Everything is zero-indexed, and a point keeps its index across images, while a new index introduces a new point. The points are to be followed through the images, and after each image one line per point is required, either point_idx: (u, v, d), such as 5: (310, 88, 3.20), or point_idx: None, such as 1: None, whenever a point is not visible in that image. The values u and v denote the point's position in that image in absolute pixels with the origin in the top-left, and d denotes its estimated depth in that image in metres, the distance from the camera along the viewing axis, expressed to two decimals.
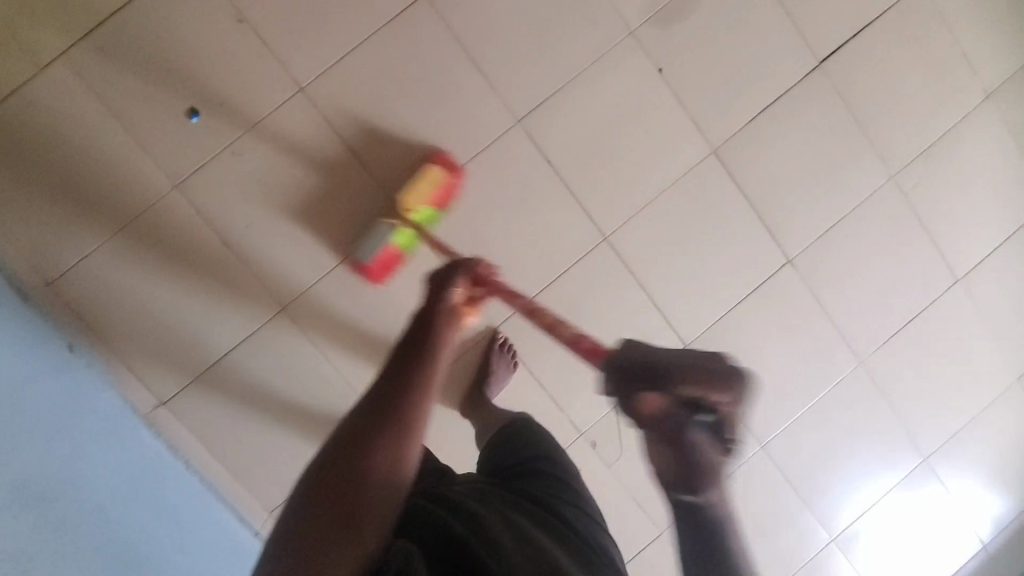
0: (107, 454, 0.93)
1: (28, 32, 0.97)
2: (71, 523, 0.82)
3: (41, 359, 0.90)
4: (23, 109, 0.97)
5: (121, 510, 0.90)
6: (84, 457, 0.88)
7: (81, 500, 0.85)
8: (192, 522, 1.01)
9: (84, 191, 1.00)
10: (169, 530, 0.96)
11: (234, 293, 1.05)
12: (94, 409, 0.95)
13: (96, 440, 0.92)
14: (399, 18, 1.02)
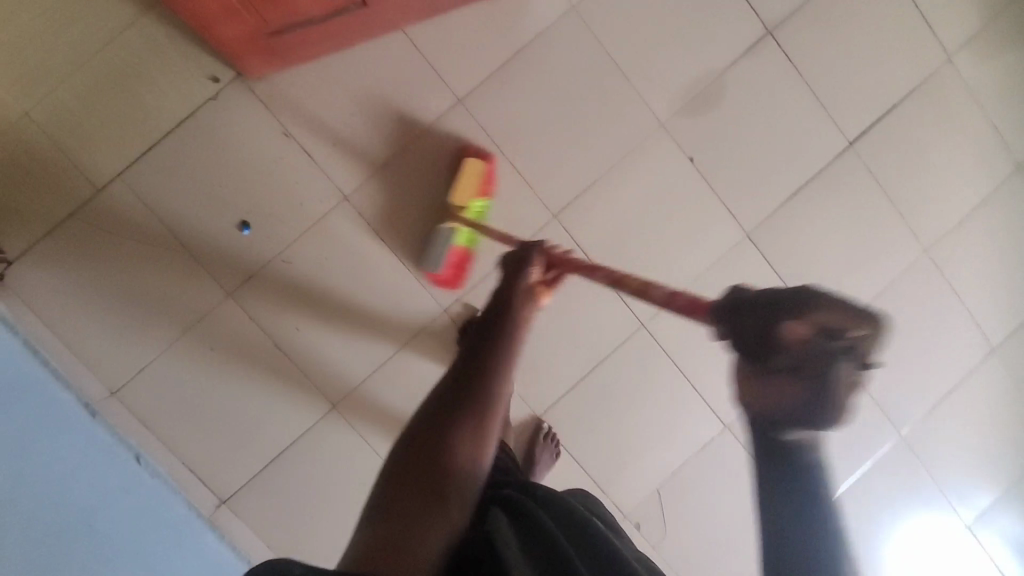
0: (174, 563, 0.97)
1: (86, 156, 1.02)
2: None
3: (110, 483, 0.93)
4: (84, 230, 1.02)
5: None
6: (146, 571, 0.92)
7: None
8: None
9: (143, 303, 1.04)
10: None
11: (287, 393, 1.08)
12: (162, 524, 0.98)
13: (163, 551, 0.96)
14: (436, 125, 1.06)
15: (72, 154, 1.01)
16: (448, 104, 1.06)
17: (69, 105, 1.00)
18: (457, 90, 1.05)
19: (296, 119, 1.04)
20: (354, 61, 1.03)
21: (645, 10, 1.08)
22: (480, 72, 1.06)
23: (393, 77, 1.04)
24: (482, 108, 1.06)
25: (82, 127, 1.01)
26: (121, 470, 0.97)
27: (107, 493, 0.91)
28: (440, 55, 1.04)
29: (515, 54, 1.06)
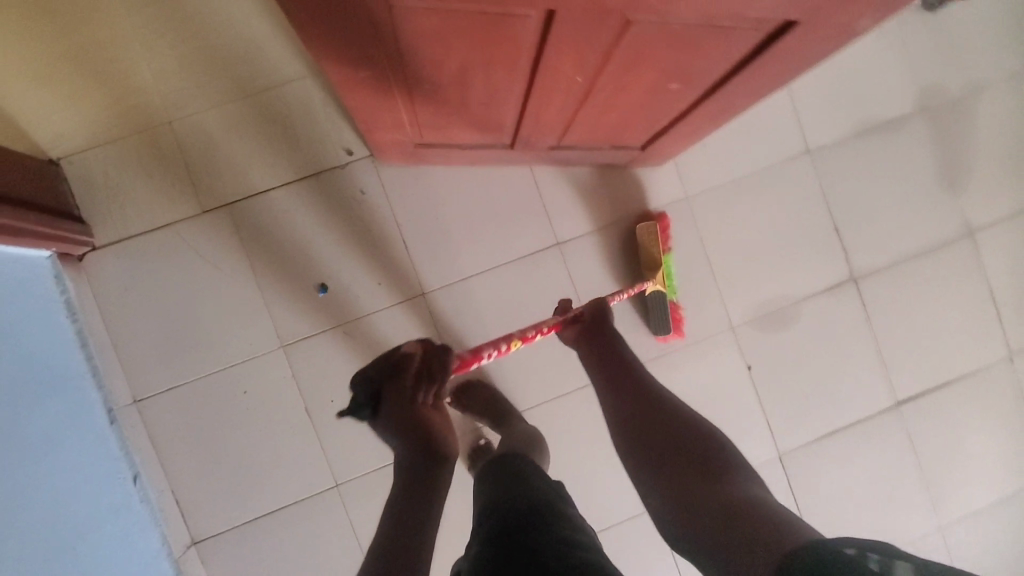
0: None
1: (204, 178, 1.06)
2: None
3: (100, 504, 0.92)
4: (174, 243, 1.05)
5: None
6: None
7: None
8: None
9: (198, 326, 1.06)
10: None
11: (298, 456, 1.07)
12: (129, 559, 0.94)
13: None
14: (529, 258, 1.11)
15: (192, 172, 1.06)
16: (546, 243, 1.12)
17: (207, 129, 1.06)
18: (558, 234, 1.12)
19: (407, 209, 1.09)
20: (477, 177, 1.10)
21: (748, 220, 1.15)
22: (584, 225, 1.12)
23: (506, 202, 1.11)
24: (575, 256, 1.12)
25: (212, 151, 1.06)
26: (114, 491, 0.96)
27: (93, 517, 0.89)
28: (553, 198, 1.12)
29: (619, 220, 1.13)
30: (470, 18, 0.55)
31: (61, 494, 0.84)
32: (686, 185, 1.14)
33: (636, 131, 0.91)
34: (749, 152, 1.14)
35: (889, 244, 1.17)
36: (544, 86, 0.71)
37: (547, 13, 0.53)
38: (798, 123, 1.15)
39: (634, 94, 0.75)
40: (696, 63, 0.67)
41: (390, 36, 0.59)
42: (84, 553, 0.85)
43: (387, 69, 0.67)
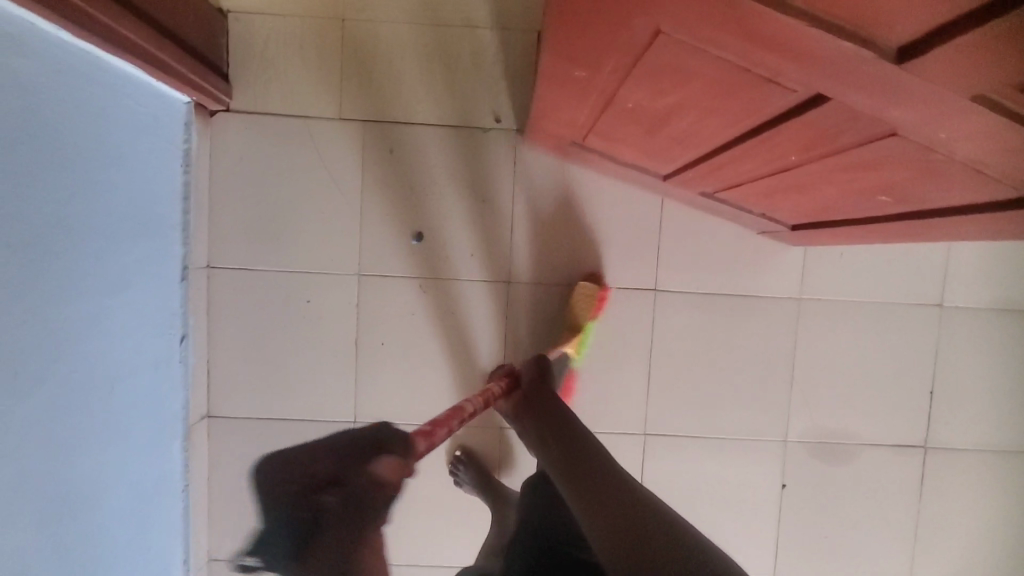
0: (140, 463, 0.91)
1: (353, 86, 1.04)
2: (78, 547, 0.77)
3: (149, 353, 0.92)
4: (301, 136, 1.05)
5: (120, 537, 0.86)
6: (123, 462, 0.86)
7: (101, 513, 0.81)
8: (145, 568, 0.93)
9: (291, 222, 1.06)
10: (130, 568, 0.88)
11: (330, 380, 1.08)
12: (156, 415, 0.95)
13: (142, 445, 0.91)
14: (620, 291, 1.08)
15: (344, 76, 1.04)
16: (641, 284, 1.08)
17: (376, 40, 1.03)
18: (659, 281, 1.08)
19: (527, 197, 1.06)
20: (608, 194, 1.06)
21: (849, 346, 1.09)
22: (689, 283, 1.08)
23: (623, 230, 1.07)
24: (666, 309, 1.08)
25: (369, 65, 1.04)
26: (160, 348, 0.95)
27: (133, 366, 0.88)
28: (671, 245, 1.08)
29: (724, 293, 1.08)
30: (724, 70, 0.51)
31: (121, 331, 0.85)
32: (805, 287, 1.08)
33: (801, 213, 0.84)
34: (881, 281, 1.08)
35: (979, 431, 1.10)
36: (749, 149, 0.65)
37: (816, 95, 0.48)
38: (944, 273, 1.08)
39: (833, 187, 0.69)
40: (922, 188, 0.59)
41: (633, 58, 0.56)
42: (116, 398, 0.84)
43: (603, 79, 0.64)
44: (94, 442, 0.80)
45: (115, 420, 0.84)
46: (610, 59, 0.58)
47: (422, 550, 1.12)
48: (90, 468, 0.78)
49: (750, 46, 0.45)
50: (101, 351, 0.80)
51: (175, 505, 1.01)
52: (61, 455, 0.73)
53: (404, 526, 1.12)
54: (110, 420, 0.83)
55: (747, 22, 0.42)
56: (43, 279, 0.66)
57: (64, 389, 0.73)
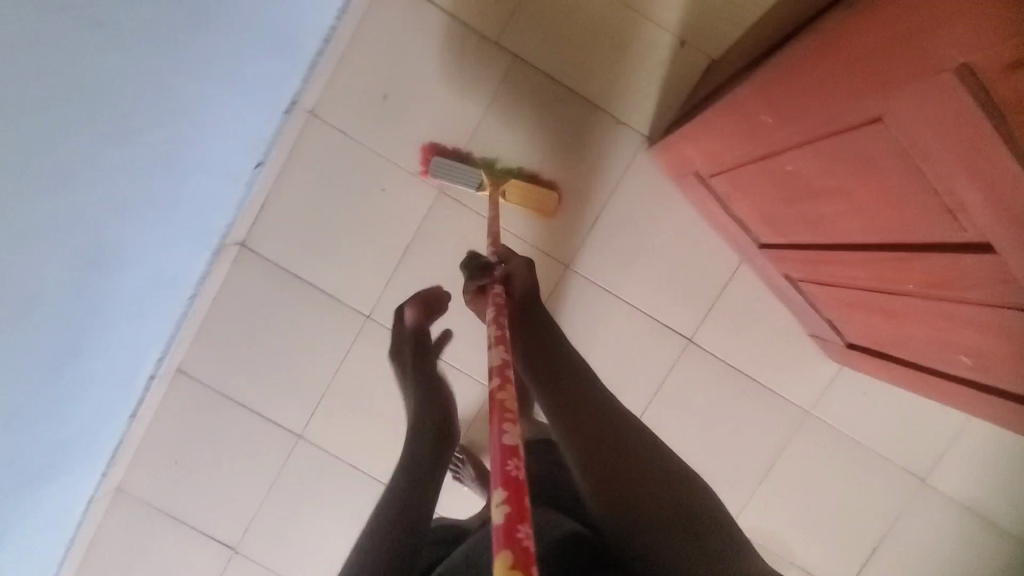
0: (167, 253, 0.92)
1: (523, 20, 1.04)
2: (87, 299, 0.78)
3: (225, 161, 0.93)
4: (454, 39, 1.05)
5: (121, 307, 0.87)
6: (155, 244, 0.87)
7: (116, 279, 0.82)
8: (126, 347, 0.95)
9: (404, 111, 1.06)
10: (115, 339, 0.91)
11: (365, 269, 1.10)
12: (202, 218, 0.96)
13: (177, 238, 0.92)
14: (658, 323, 1.11)
15: (521, 6, 1.04)
16: (679, 326, 1.11)
17: None
18: (697, 333, 1.11)
19: (625, 199, 1.08)
20: (694, 234, 1.08)
21: (826, 474, 1.13)
22: (721, 347, 1.11)
23: (692, 272, 1.09)
24: (689, 361, 1.11)
25: (549, 8, 1.04)
26: (235, 161, 0.96)
27: (207, 165, 0.89)
28: (724, 307, 1.10)
29: (747, 373, 1.11)
30: (909, 180, 0.53)
31: (216, 127, 0.85)
32: (817, 403, 1.12)
33: (862, 334, 0.88)
34: (885, 433, 1.12)
35: None
36: (869, 258, 0.68)
37: (982, 243, 0.51)
38: (941, 453, 1.12)
39: (921, 328, 0.71)
40: (1011, 366, 0.62)
41: (828, 128, 0.58)
42: (179, 184, 0.85)
43: (786, 134, 0.65)
44: (142, 216, 0.80)
45: (167, 202, 0.84)
46: (806, 119, 0.60)
47: (368, 458, 1.15)
48: (127, 234, 0.79)
49: (955, 173, 0.48)
50: (196, 137, 0.81)
51: (174, 305, 1.03)
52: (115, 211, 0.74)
53: (362, 431, 1.14)
54: (164, 201, 0.83)
55: (980, 159, 0.44)
56: (180, 41, 0.67)
57: (149, 153, 0.74)
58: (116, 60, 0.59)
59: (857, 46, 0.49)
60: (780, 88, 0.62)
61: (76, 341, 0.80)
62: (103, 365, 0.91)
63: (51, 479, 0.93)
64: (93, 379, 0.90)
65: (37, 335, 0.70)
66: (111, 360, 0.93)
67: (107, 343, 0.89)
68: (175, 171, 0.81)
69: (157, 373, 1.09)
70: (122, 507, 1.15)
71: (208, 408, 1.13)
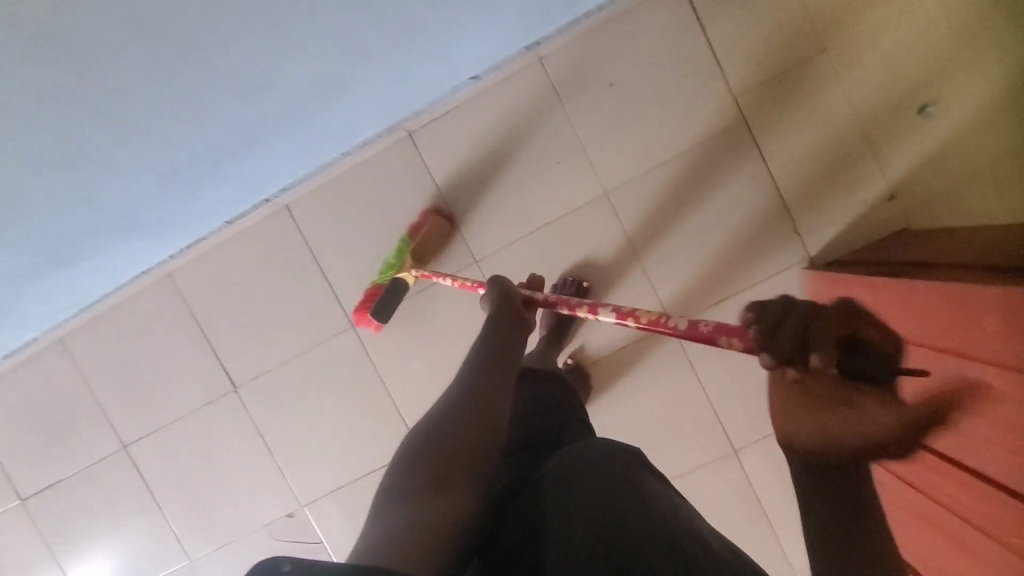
0: (342, 100, 0.93)
1: (768, 95, 1.05)
2: (245, 81, 0.79)
3: (444, 54, 0.94)
4: (700, 73, 1.04)
5: (270, 114, 0.88)
6: (333, 82, 0.88)
7: (274, 82, 0.82)
8: (260, 157, 0.98)
9: (617, 106, 1.06)
10: (252, 142, 0.92)
11: (498, 220, 1.11)
12: (393, 91, 0.97)
13: (360, 92, 0.93)
14: (715, 419, 1.12)
15: (774, 81, 1.04)
16: (731, 433, 1.12)
17: (823, 92, 1.04)
18: (743, 449, 1.12)
19: (755, 299, 1.09)
20: None
21: None
22: (756, 474, 1.11)
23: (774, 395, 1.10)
24: (721, 467, 1.12)
25: (797, 98, 1.05)
26: (452, 62, 0.97)
27: (425, 45, 0.89)
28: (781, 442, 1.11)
29: (765, 510, 1.12)
30: None
31: (450, 12, 0.84)
32: None
33: (918, 544, 0.89)
34: None
35: None
36: (980, 488, 0.70)
37: None
38: None
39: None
40: None
41: (1007, 361, 0.60)
42: (384, 39, 0.83)
43: (974, 341, 0.66)
44: (331, 39, 0.79)
45: (366, 50, 0.84)
46: (991, 343, 0.63)
47: (397, 380, 1.16)
48: (312, 45, 0.78)
49: None
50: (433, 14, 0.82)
51: (326, 153, 1.06)
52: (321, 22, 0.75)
53: (406, 354, 1.15)
54: (364, 46, 0.83)
55: None
56: None
57: None
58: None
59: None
60: (986, 301, 0.64)
61: (213, 108, 0.81)
62: (228, 157, 0.93)
63: (126, 228, 0.97)
64: (213, 163, 0.93)
65: (196, 64, 0.72)
66: (240, 159, 0.96)
67: (251, 141, 0.92)
68: (385, 20, 0.79)
69: (272, 201, 1.12)
70: (163, 292, 1.16)
71: (287, 255, 1.13)
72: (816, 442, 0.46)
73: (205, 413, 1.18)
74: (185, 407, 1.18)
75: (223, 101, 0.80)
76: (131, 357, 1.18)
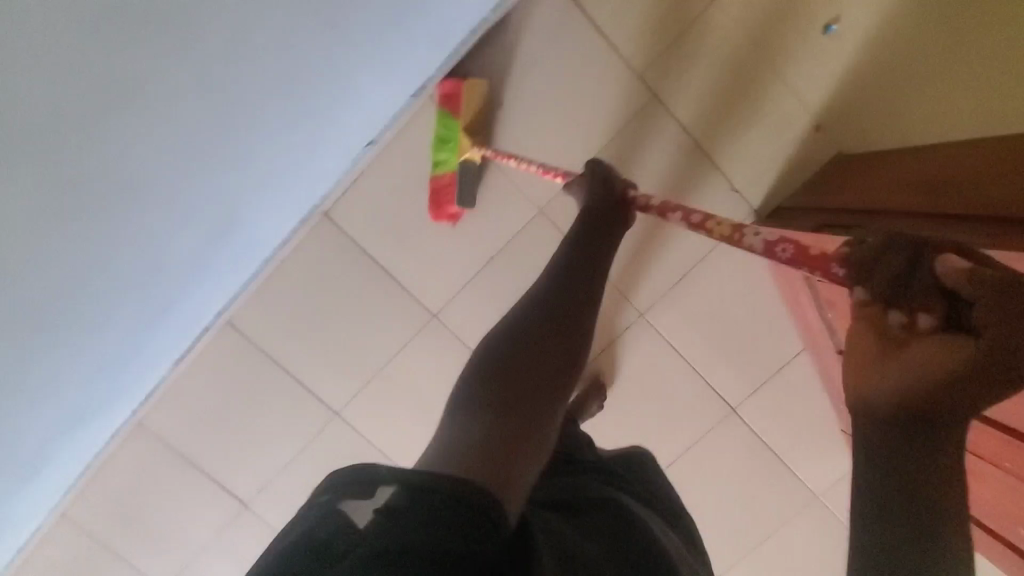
0: (236, 211, 0.88)
1: (669, 59, 1.00)
2: (116, 250, 0.73)
3: (325, 128, 0.89)
4: (595, 58, 0.99)
5: (169, 258, 0.83)
6: (215, 204, 0.82)
7: (142, 234, 0.75)
8: (180, 296, 0.93)
9: (523, 120, 1.01)
10: (163, 288, 0.87)
11: (443, 268, 1.07)
12: (289, 181, 0.92)
13: (253, 195, 0.88)
14: (708, 387, 1.14)
15: (670, 43, 0.99)
16: (728, 395, 1.14)
17: (722, 39, 0.99)
18: (740, 406, 1.15)
19: (716, 266, 1.08)
20: (770, 315, 1.10)
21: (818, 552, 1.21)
22: (760, 424, 1.15)
23: (755, 349, 1.12)
24: (726, 428, 1.16)
25: (698, 54, 0.99)
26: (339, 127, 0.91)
27: (298, 122, 0.83)
28: (772, 389, 1.14)
29: (774, 452, 1.16)
30: None
31: (307, 82, 0.78)
32: (829, 493, 1.18)
33: None
34: None
35: None
36: (983, 431, 0.69)
37: None
38: None
39: (990, 490, 0.77)
40: None
41: None
42: (247, 134, 0.77)
43: None
44: (184, 157, 0.71)
45: (232, 154, 0.78)
46: None
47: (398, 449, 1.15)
48: (169, 179, 0.72)
49: None
50: (297, 103, 0.80)
51: (245, 266, 1.01)
52: (186, 141, 0.70)
53: (398, 423, 1.14)
54: (230, 151, 0.77)
55: None
56: None
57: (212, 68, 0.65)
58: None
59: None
60: None
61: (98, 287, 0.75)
62: (147, 312, 0.88)
63: (77, 412, 0.93)
64: (135, 324, 0.88)
65: (51, 255, 0.65)
66: (159, 308, 0.90)
67: (163, 287, 0.87)
68: (239, 116, 0.73)
69: (209, 328, 1.08)
70: (140, 441, 1.13)
71: (246, 368, 1.10)
72: (897, 406, 0.43)
73: (228, 537, 1.19)
74: (206, 537, 1.18)
75: (130, 256, 0.75)
76: (132, 513, 1.16)
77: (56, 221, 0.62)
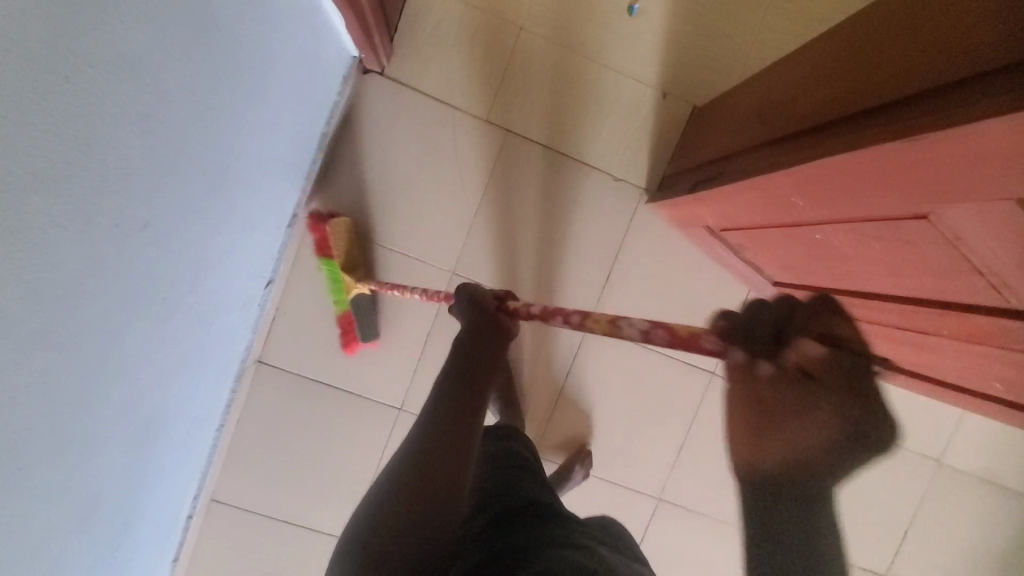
0: (190, 397, 0.88)
1: (507, 93, 1.05)
2: (111, 486, 0.71)
3: (238, 286, 0.90)
4: (442, 121, 1.04)
5: (150, 469, 0.82)
6: (175, 400, 0.82)
7: (130, 458, 0.74)
8: (166, 499, 0.92)
9: (402, 201, 1.05)
10: (151, 500, 0.86)
11: (391, 363, 1.09)
12: (222, 348, 0.93)
13: (200, 374, 0.89)
14: (681, 362, 1.15)
15: (502, 79, 1.04)
16: (702, 362, 1.15)
17: (544, 57, 1.04)
18: (718, 368, 1.15)
19: (634, 252, 1.11)
20: (703, 274, 1.12)
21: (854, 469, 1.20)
22: None
23: (707, 311, 1.13)
24: (715, 393, 1.16)
25: (530, 78, 1.05)
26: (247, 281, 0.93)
27: (221, 292, 0.85)
28: None
29: None
30: (951, 258, 0.57)
31: (224, 250, 0.81)
32: None
33: None
34: None
35: None
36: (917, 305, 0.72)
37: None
38: (953, 436, 1.18)
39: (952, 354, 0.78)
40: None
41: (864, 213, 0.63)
42: (189, 323, 0.78)
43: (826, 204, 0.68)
44: (150, 369, 0.71)
45: (182, 349, 0.78)
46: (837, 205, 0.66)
47: None
48: (142, 396, 0.72)
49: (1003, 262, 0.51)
50: (224, 271, 0.84)
51: (206, 441, 1.01)
52: (148, 356, 0.70)
53: None
54: (181, 345, 0.78)
55: None
56: (172, 199, 0.62)
57: (163, 274, 0.66)
58: (146, 238, 0.59)
59: (863, 150, 0.57)
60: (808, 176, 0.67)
61: (105, 528, 0.73)
62: (145, 529, 0.87)
63: None
64: (138, 546, 0.87)
65: (65, 530, 0.63)
66: (152, 520, 0.89)
67: (151, 500, 0.86)
68: (182, 312, 0.74)
69: (194, 512, 1.06)
70: None
71: (247, 537, 1.09)
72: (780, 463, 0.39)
73: None
74: None
75: (122, 485, 0.74)
76: None
77: (66, 488, 0.61)
